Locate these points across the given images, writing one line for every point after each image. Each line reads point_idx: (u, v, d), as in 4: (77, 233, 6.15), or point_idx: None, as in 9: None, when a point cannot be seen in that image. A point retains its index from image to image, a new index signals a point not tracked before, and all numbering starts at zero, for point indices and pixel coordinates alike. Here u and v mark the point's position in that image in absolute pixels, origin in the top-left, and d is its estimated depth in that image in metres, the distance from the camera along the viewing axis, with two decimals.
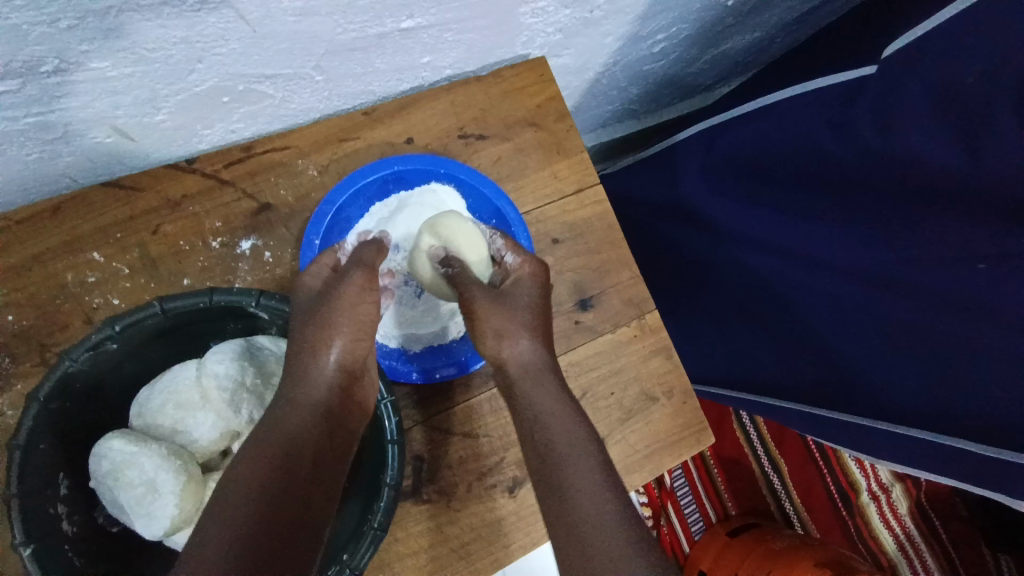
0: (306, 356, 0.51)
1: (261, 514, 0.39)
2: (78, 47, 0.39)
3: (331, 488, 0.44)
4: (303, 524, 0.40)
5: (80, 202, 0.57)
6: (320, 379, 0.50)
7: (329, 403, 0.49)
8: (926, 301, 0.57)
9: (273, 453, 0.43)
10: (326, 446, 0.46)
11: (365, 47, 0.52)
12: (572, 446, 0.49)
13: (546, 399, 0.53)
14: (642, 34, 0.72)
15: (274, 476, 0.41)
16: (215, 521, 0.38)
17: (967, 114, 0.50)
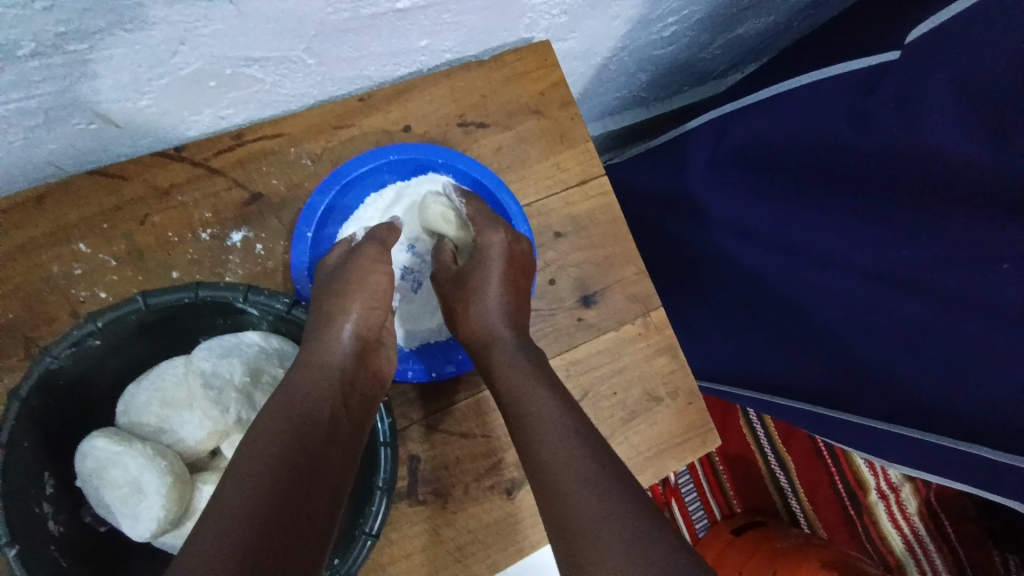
0: (320, 335, 0.50)
1: (279, 473, 0.38)
2: (53, 29, 0.37)
3: (348, 450, 0.44)
4: (321, 483, 0.40)
5: (65, 191, 0.55)
6: (332, 355, 0.49)
7: (345, 371, 0.48)
8: (948, 301, 0.54)
9: (288, 415, 0.42)
10: (342, 410, 0.46)
11: (358, 29, 0.50)
12: (550, 415, 0.47)
13: (523, 376, 0.51)
14: (651, 17, 0.68)
15: (291, 436, 0.41)
16: (232, 485, 0.37)
17: (999, 101, 0.47)
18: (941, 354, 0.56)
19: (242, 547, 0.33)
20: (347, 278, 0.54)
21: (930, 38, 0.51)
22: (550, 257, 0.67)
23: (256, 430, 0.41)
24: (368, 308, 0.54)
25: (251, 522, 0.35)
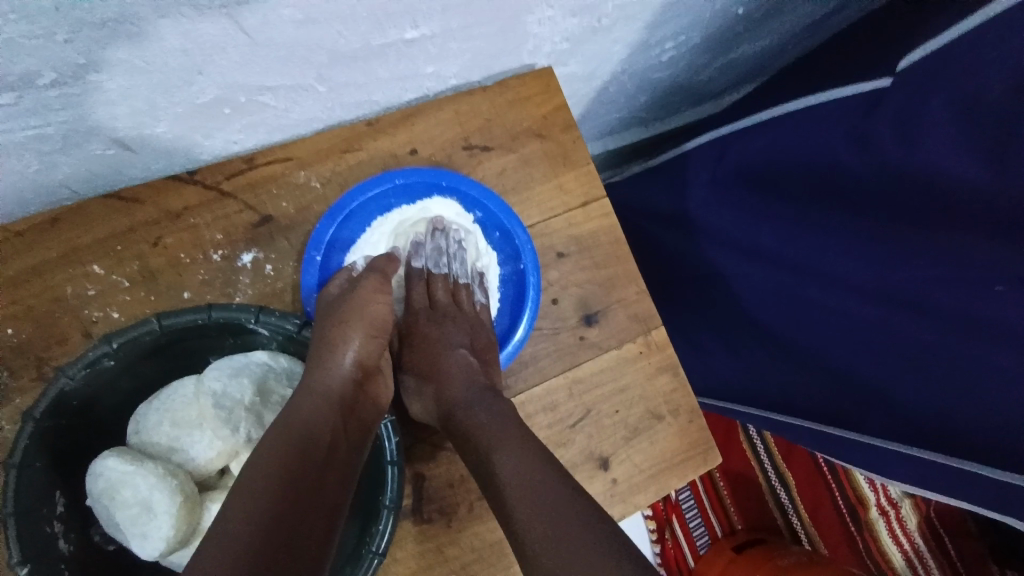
0: (323, 356, 0.51)
1: (275, 499, 0.39)
2: (75, 60, 0.38)
3: (345, 473, 0.45)
4: (317, 506, 0.41)
5: (80, 214, 0.56)
6: (336, 375, 0.50)
7: (345, 393, 0.50)
8: (945, 321, 0.55)
9: (286, 439, 0.43)
10: (341, 434, 0.47)
11: (368, 57, 0.51)
12: (509, 446, 0.49)
13: (488, 412, 0.54)
14: (650, 43, 0.70)
15: (287, 461, 0.42)
16: (229, 513, 0.38)
17: (991, 125, 0.49)
18: (938, 373, 0.57)
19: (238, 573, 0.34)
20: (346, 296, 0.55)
21: (924, 66, 0.53)
22: (553, 277, 0.68)
23: (255, 455, 0.42)
24: (369, 336, 0.55)
25: (245, 547, 0.36)
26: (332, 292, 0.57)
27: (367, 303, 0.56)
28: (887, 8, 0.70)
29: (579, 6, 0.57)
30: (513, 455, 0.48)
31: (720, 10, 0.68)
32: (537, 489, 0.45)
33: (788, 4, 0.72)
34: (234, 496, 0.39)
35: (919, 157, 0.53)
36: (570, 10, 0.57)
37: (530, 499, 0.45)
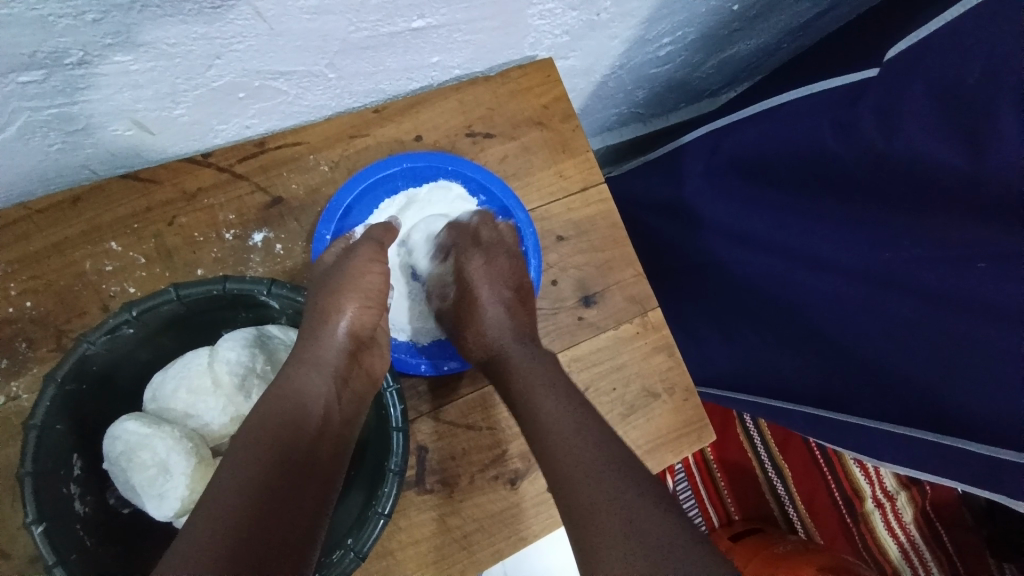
0: (317, 331, 0.53)
1: (273, 463, 0.42)
2: (102, 40, 0.40)
3: (335, 448, 0.48)
4: (309, 477, 0.43)
5: (99, 193, 0.59)
6: (333, 345, 0.52)
7: (340, 367, 0.52)
8: (930, 299, 0.58)
9: (280, 411, 0.46)
10: (333, 405, 0.49)
11: (376, 46, 0.54)
12: (562, 417, 0.51)
13: (542, 384, 0.55)
14: (647, 38, 0.73)
15: (281, 433, 0.44)
16: (222, 481, 0.40)
17: (969, 110, 0.51)
18: (922, 350, 0.59)
19: (234, 539, 0.37)
20: (352, 271, 0.57)
21: (907, 56, 0.55)
22: (553, 259, 0.70)
23: (251, 424, 0.44)
24: (362, 307, 0.55)
25: (240, 513, 0.38)
26: (330, 264, 0.59)
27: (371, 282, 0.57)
28: (878, 5, 0.73)
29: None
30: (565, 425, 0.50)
31: (715, 6, 0.70)
32: (588, 465, 0.45)
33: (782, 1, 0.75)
34: (230, 462, 0.42)
35: (903, 143, 0.56)
36: (569, 3, 0.59)
37: (583, 475, 0.45)
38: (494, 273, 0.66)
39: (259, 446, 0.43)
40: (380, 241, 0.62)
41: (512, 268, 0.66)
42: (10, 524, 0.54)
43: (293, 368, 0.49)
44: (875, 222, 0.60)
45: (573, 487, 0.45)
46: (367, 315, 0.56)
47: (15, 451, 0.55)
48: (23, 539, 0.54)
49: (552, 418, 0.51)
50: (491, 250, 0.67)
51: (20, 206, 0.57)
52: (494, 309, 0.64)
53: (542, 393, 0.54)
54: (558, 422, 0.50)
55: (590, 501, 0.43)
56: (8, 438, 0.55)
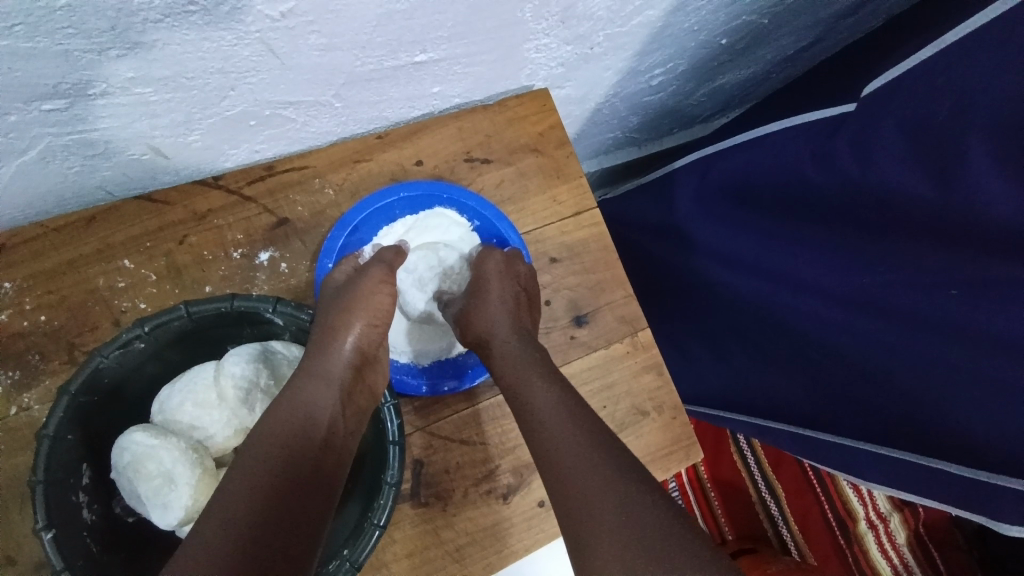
0: (325, 345, 0.55)
1: (280, 472, 0.44)
2: (125, 74, 0.43)
3: (339, 460, 0.49)
4: (314, 486, 0.45)
5: (114, 213, 0.62)
6: (338, 359, 0.55)
7: (344, 382, 0.53)
8: (906, 322, 0.60)
9: (288, 425, 0.47)
10: (338, 419, 0.51)
11: (380, 78, 0.57)
12: (569, 441, 0.50)
13: (546, 393, 0.55)
14: (639, 69, 0.76)
15: (287, 447, 0.46)
16: (232, 491, 0.42)
17: (937, 145, 0.54)
18: (900, 373, 0.62)
19: (238, 554, 0.38)
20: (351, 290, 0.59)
21: (882, 92, 0.59)
22: (547, 280, 0.73)
23: (257, 437, 0.46)
24: (368, 325, 0.59)
25: (244, 523, 0.40)
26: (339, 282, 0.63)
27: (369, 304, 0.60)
28: (858, 42, 0.77)
29: (572, 36, 0.63)
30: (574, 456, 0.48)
31: (703, 41, 0.74)
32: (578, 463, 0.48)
33: (767, 36, 0.78)
34: (236, 473, 0.43)
35: (877, 173, 0.58)
36: (563, 39, 0.63)
37: (596, 519, 0.44)
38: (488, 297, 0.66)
39: (267, 458, 0.44)
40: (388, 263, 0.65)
41: (506, 292, 0.66)
42: (16, 532, 0.56)
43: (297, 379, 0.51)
44: (855, 248, 0.63)
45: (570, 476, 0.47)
46: (374, 332, 0.60)
47: (24, 461, 0.57)
48: (27, 547, 0.56)
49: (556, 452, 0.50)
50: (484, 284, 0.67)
51: (37, 225, 0.60)
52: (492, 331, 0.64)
53: (541, 393, 0.55)
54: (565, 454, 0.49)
55: (601, 534, 0.43)
56: (18, 449, 0.57)
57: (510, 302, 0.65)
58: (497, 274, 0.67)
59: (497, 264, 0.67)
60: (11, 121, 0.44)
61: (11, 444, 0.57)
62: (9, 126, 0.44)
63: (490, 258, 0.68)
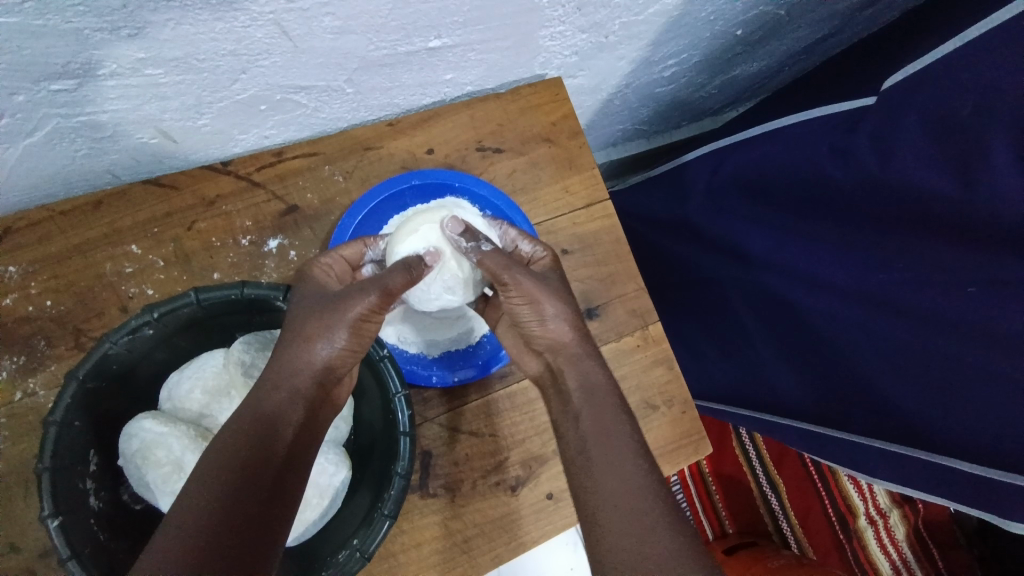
0: (296, 354, 0.48)
1: (252, 454, 0.42)
2: (135, 55, 0.42)
3: (304, 464, 0.46)
4: (278, 495, 0.42)
5: (121, 198, 0.61)
6: (308, 369, 0.49)
7: (313, 398, 0.49)
8: (921, 320, 0.59)
9: (250, 427, 0.44)
10: (304, 432, 0.47)
11: (393, 63, 0.56)
12: (615, 450, 0.47)
13: (594, 389, 0.52)
14: (653, 59, 0.75)
15: (251, 450, 0.43)
16: (188, 501, 0.39)
17: (958, 140, 0.52)
18: (914, 371, 0.61)
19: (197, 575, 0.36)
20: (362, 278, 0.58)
21: (901, 87, 0.58)
22: None
23: (217, 438, 0.43)
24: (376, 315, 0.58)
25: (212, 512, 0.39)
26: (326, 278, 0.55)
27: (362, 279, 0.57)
28: (874, 34, 0.76)
29: (588, 23, 0.62)
30: (627, 489, 0.45)
31: (719, 31, 0.73)
32: (617, 462, 0.47)
33: (783, 27, 0.77)
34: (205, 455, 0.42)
35: (895, 170, 0.57)
36: (579, 26, 0.61)
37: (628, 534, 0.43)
38: (551, 285, 0.56)
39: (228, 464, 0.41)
40: (403, 264, 0.56)
41: (567, 289, 0.57)
42: (21, 518, 0.56)
43: (262, 387, 0.47)
44: (870, 243, 0.62)
45: (604, 477, 0.46)
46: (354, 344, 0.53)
47: (29, 448, 0.57)
48: (33, 534, 0.55)
49: (610, 481, 0.46)
50: (541, 273, 0.58)
51: (42, 209, 0.59)
52: (557, 324, 0.55)
53: (582, 379, 0.53)
54: (613, 481, 0.46)
55: (621, 552, 0.43)
56: (23, 435, 0.57)
57: (569, 297, 0.57)
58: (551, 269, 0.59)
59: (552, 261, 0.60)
60: (19, 101, 0.43)
61: (17, 430, 0.57)
62: (17, 106, 0.43)
63: (539, 254, 0.61)
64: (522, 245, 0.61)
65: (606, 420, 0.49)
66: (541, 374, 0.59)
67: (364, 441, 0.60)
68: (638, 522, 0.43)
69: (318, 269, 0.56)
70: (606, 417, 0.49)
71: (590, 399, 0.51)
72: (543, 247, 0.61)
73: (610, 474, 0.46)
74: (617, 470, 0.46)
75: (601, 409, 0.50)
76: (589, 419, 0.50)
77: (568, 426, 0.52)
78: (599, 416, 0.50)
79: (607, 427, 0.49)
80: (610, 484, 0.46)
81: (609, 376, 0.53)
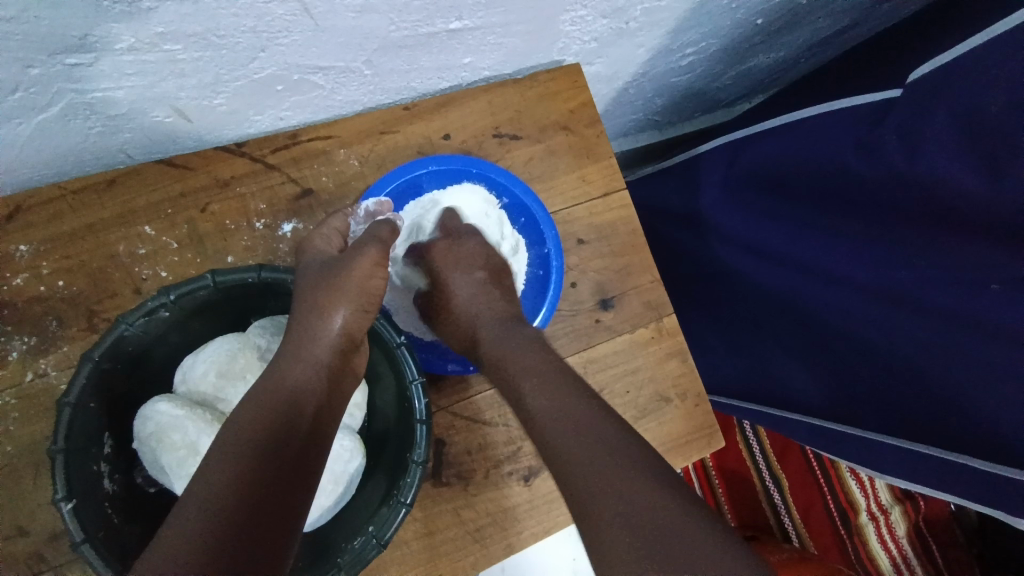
0: (312, 326, 0.50)
1: (268, 439, 0.42)
2: (154, 29, 0.41)
3: (325, 448, 0.46)
4: (300, 475, 0.42)
5: (134, 177, 0.60)
6: (326, 339, 0.50)
7: (333, 366, 0.49)
8: (941, 316, 0.59)
9: (267, 412, 0.43)
10: (325, 406, 0.47)
11: (413, 45, 0.55)
12: (578, 418, 0.48)
13: (551, 372, 0.53)
14: (672, 47, 0.74)
15: (269, 436, 0.42)
16: (209, 483, 0.38)
17: (987, 134, 0.52)
18: (931, 369, 0.61)
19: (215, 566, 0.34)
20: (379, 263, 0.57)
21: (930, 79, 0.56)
22: (573, 262, 0.71)
23: (236, 422, 0.43)
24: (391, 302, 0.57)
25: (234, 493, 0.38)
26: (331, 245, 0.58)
27: (377, 256, 0.56)
28: (895, 26, 0.75)
29: (610, 8, 0.60)
30: (593, 453, 0.44)
31: (740, 20, 0.72)
32: (577, 428, 0.47)
33: (804, 18, 0.76)
34: (228, 434, 0.41)
35: (922, 164, 0.56)
36: (601, 11, 0.60)
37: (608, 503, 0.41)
38: (469, 257, 0.70)
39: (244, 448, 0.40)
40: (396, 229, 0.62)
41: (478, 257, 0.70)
42: (33, 500, 0.55)
43: (283, 364, 0.48)
44: (893, 238, 0.61)
45: (567, 452, 0.45)
46: (365, 321, 0.53)
47: (41, 429, 0.56)
48: (45, 515, 0.55)
49: (579, 444, 0.45)
50: (472, 254, 0.70)
51: (54, 186, 0.58)
52: (470, 291, 0.67)
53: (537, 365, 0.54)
54: (580, 449, 0.45)
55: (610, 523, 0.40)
56: (35, 416, 0.56)
57: (493, 271, 0.70)
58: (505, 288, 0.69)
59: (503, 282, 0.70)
60: (34, 75, 0.42)
61: (29, 410, 0.56)
62: (32, 79, 0.42)
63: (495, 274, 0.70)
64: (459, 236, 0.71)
65: (563, 398, 0.50)
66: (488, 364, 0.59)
67: (378, 429, 0.60)
68: (615, 484, 0.42)
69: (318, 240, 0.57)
70: (563, 395, 0.50)
71: (543, 380, 0.52)
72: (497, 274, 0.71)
73: (572, 446, 0.45)
74: (581, 440, 0.45)
75: (556, 387, 0.51)
76: (543, 401, 0.50)
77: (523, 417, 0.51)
78: (552, 395, 0.50)
79: (561, 404, 0.49)
80: (576, 454, 0.45)
81: (553, 360, 0.55)
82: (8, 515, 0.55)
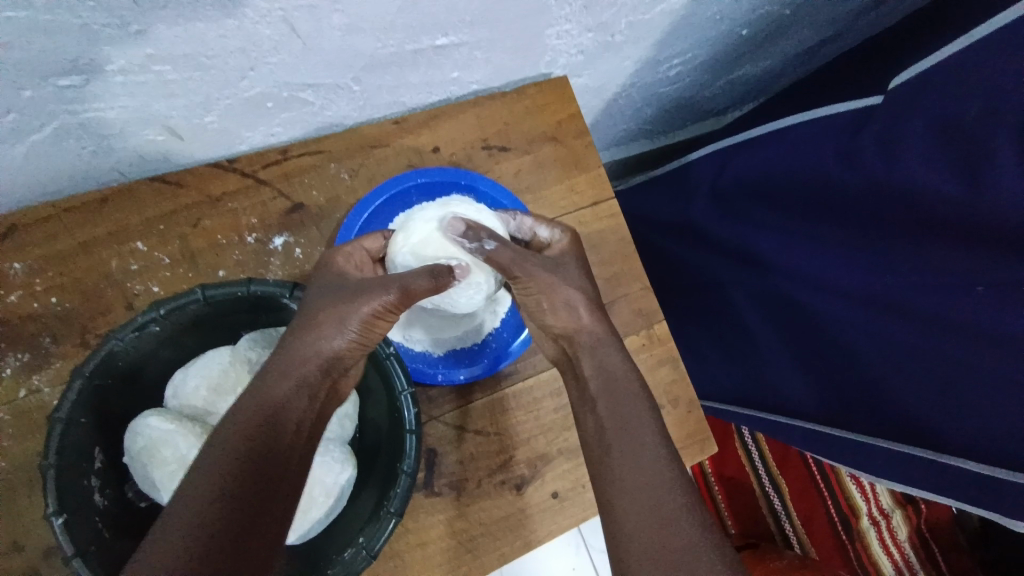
0: (302, 345, 0.48)
1: (248, 451, 0.42)
2: (143, 51, 0.42)
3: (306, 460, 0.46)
4: (279, 487, 0.42)
5: (127, 195, 0.61)
6: (317, 358, 0.48)
7: (317, 386, 0.48)
8: (926, 319, 0.59)
9: (250, 424, 0.43)
10: (306, 422, 0.47)
11: (400, 62, 0.56)
12: (631, 437, 0.48)
13: (610, 377, 0.52)
14: (658, 59, 0.75)
15: (253, 448, 0.42)
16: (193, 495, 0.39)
17: (967, 140, 0.52)
18: (920, 373, 0.61)
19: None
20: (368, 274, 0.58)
21: (910, 87, 0.57)
22: None
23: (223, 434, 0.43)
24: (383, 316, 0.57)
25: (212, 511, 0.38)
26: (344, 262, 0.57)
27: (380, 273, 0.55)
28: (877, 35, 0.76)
29: (595, 22, 0.61)
30: (643, 474, 0.45)
31: (724, 31, 0.73)
32: (629, 444, 0.47)
33: (787, 28, 0.77)
34: (213, 449, 0.42)
35: (905, 170, 0.56)
36: (586, 25, 0.61)
37: (645, 530, 0.42)
38: (566, 274, 0.57)
39: (232, 461, 0.40)
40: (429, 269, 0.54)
41: (586, 275, 0.59)
42: (26, 516, 0.55)
43: (271, 378, 0.46)
44: (877, 243, 0.62)
45: (616, 469, 0.46)
46: (360, 351, 0.52)
47: (34, 445, 0.57)
48: (37, 532, 0.55)
49: (629, 470, 0.46)
50: (560, 260, 0.59)
51: (47, 205, 0.59)
52: (573, 313, 0.55)
53: (594, 364, 0.53)
54: (630, 469, 0.46)
55: (638, 546, 0.42)
56: (28, 433, 0.57)
57: (591, 288, 0.59)
58: (569, 253, 0.61)
59: (570, 244, 0.62)
60: (26, 97, 0.43)
61: (21, 428, 0.57)
62: (24, 102, 0.43)
63: (557, 238, 0.62)
64: (539, 231, 0.63)
65: (622, 409, 0.49)
66: (557, 359, 0.60)
67: (370, 441, 0.60)
68: (655, 512, 0.43)
69: (337, 256, 0.57)
70: (620, 405, 0.50)
71: (606, 387, 0.51)
72: (560, 231, 0.63)
73: (619, 462, 0.46)
74: (635, 459, 0.46)
75: (617, 397, 0.50)
76: (606, 407, 0.50)
77: (585, 416, 0.52)
78: (616, 405, 0.50)
79: (625, 415, 0.49)
80: (623, 472, 0.46)
81: (625, 364, 0.53)
82: (4, 532, 0.55)
